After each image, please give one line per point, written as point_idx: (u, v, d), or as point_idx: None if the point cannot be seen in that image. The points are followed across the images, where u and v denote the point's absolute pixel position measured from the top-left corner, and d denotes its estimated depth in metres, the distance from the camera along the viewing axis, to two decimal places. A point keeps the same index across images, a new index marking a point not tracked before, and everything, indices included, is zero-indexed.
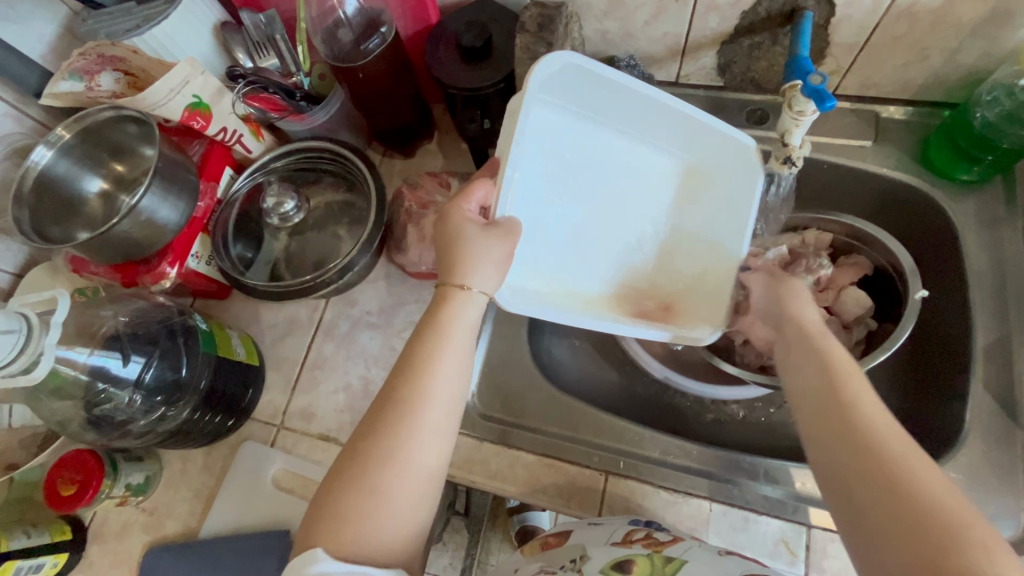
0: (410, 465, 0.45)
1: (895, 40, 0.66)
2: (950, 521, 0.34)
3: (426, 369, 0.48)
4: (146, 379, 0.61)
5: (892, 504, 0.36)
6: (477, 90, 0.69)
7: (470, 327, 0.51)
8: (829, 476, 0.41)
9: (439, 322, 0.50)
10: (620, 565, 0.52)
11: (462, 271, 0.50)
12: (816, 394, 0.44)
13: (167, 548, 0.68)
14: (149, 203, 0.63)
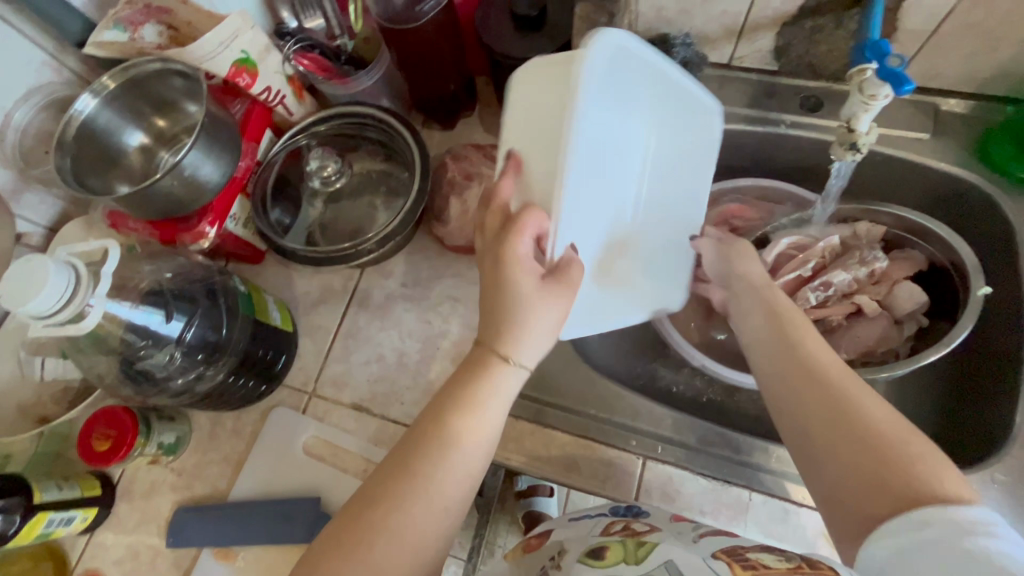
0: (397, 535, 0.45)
1: (967, 29, 0.64)
2: (894, 439, 0.44)
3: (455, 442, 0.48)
4: (187, 337, 0.60)
5: (846, 437, 0.45)
6: (529, 60, 0.67)
7: (505, 401, 0.51)
8: (793, 421, 0.49)
9: (473, 394, 0.49)
10: (595, 552, 0.50)
11: (510, 346, 0.49)
12: (779, 352, 0.52)
13: (196, 510, 0.68)
14: (193, 160, 0.61)
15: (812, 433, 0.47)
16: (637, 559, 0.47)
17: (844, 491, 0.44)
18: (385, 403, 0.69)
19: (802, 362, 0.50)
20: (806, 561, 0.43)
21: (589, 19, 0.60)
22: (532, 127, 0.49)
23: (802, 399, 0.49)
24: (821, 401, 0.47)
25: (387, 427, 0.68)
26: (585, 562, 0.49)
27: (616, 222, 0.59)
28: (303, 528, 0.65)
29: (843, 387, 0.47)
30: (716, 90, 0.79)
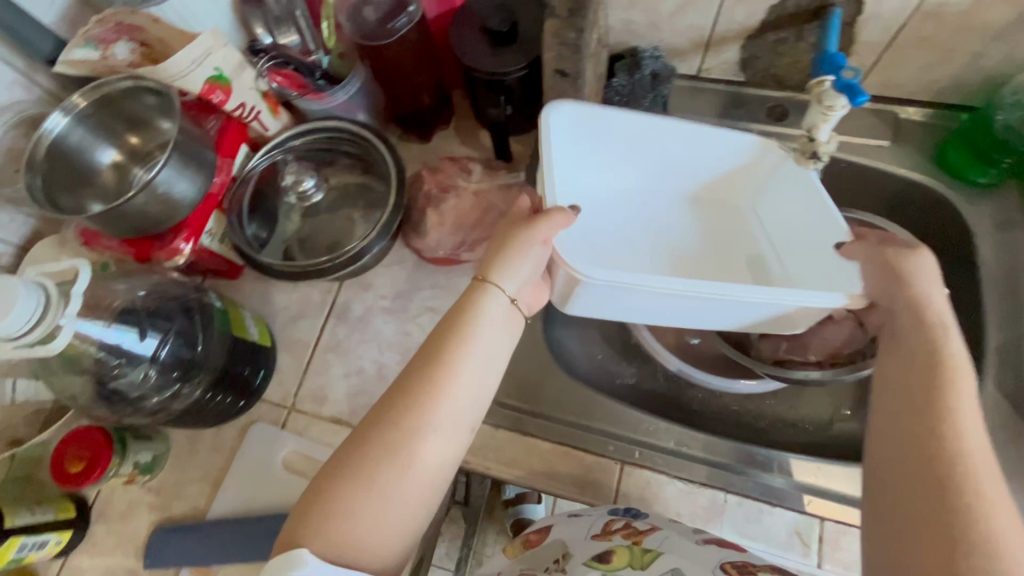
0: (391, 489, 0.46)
1: (921, 41, 0.67)
2: (981, 523, 0.39)
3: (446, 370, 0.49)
4: (162, 355, 0.60)
5: (930, 501, 0.41)
6: (502, 75, 0.68)
7: (495, 323, 0.52)
8: (885, 464, 0.45)
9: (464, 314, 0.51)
10: (601, 556, 0.51)
11: (494, 272, 0.52)
12: (911, 387, 0.46)
13: (175, 529, 0.67)
14: (166, 177, 0.61)
15: (891, 472, 0.44)
16: (643, 563, 0.49)
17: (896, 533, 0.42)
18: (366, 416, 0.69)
19: (930, 412, 0.45)
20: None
21: (558, 34, 0.62)
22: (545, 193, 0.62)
23: (903, 445, 0.44)
24: (920, 461, 0.43)
25: None
26: (593, 567, 0.50)
27: (682, 244, 0.70)
28: None
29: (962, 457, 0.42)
30: (687, 100, 0.81)
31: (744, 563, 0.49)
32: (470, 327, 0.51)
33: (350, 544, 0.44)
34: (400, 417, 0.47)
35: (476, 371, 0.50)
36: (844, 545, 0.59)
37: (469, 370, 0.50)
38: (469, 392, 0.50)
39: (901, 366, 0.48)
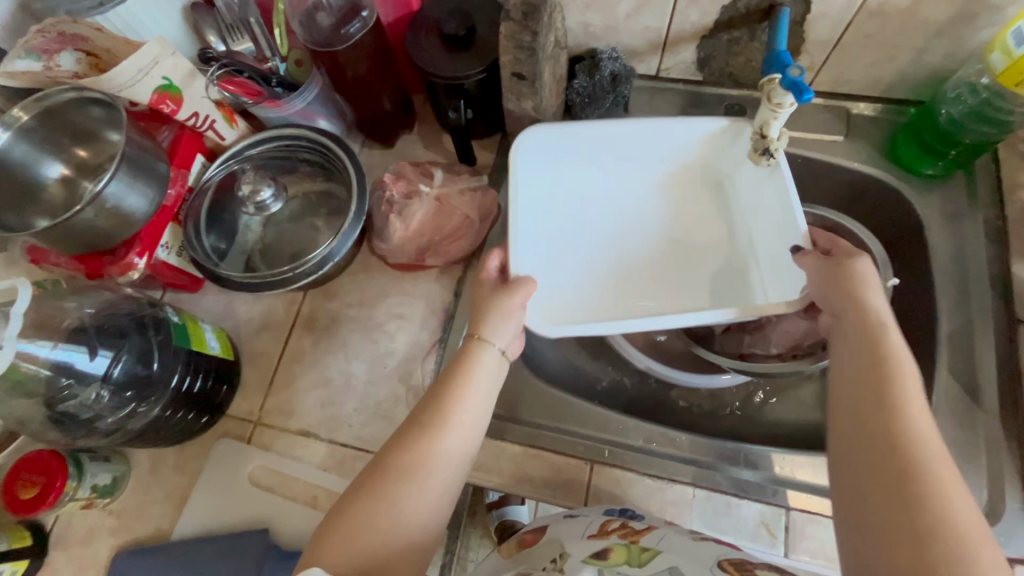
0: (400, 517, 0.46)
1: (867, 38, 0.69)
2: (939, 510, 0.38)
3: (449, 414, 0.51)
4: (114, 374, 0.58)
5: (900, 499, 0.39)
6: (459, 79, 0.68)
7: (490, 380, 0.54)
8: (853, 466, 0.43)
9: (462, 367, 0.53)
10: (597, 552, 0.51)
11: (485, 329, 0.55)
12: (868, 381, 0.46)
13: (138, 552, 0.65)
14: (116, 190, 0.60)
15: (855, 472, 0.43)
16: (640, 561, 0.49)
17: (867, 535, 0.40)
18: (334, 427, 0.68)
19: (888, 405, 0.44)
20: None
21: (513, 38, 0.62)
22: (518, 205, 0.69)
23: (865, 441, 0.43)
24: (888, 454, 0.42)
25: (336, 451, 0.67)
26: (590, 562, 0.50)
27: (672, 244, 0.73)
28: (252, 562, 0.63)
29: (926, 451, 0.41)
30: (648, 101, 0.82)
31: (743, 563, 0.48)
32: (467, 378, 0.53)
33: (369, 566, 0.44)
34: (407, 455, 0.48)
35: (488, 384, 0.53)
36: (810, 534, 0.59)
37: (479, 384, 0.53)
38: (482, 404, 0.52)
39: (857, 358, 0.48)
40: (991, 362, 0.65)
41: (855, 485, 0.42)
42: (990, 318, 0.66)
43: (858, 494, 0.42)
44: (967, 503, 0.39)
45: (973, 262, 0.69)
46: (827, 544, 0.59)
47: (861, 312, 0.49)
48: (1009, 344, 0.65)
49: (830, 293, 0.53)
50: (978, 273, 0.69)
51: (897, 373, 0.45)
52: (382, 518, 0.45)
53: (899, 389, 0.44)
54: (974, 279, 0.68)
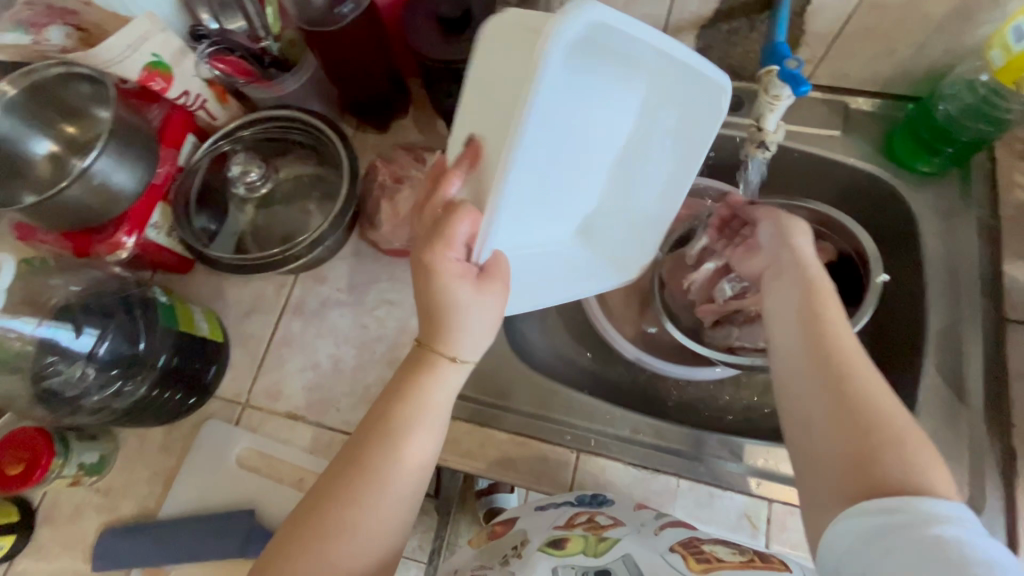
0: (360, 532, 0.47)
1: (867, 32, 0.68)
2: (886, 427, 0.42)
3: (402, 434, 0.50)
4: (100, 352, 0.59)
5: (850, 427, 0.43)
6: (454, 63, 0.67)
7: (449, 394, 0.52)
8: (802, 403, 0.46)
9: (416, 385, 0.51)
10: (556, 543, 0.51)
11: (445, 343, 0.51)
12: (804, 320, 0.49)
13: (124, 530, 0.65)
14: (103, 167, 0.59)
15: (804, 409, 0.46)
16: (596, 551, 0.49)
17: (828, 465, 0.43)
18: (321, 411, 0.68)
19: (824, 342, 0.48)
20: (756, 556, 0.50)
21: None
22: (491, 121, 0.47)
23: (809, 378, 0.47)
24: (830, 387, 0.45)
25: (323, 435, 0.67)
26: (546, 551, 0.50)
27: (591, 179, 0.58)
28: (237, 542, 0.63)
29: (862, 381, 0.45)
30: None
31: (691, 541, 0.51)
32: (420, 395, 0.51)
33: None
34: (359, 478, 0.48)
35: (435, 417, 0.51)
36: (791, 526, 0.60)
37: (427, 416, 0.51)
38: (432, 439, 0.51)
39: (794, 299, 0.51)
40: (977, 360, 0.65)
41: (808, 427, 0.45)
42: (979, 316, 0.66)
43: (813, 427, 0.45)
44: (903, 417, 0.43)
45: (964, 260, 0.69)
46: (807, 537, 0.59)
47: (795, 259, 0.53)
48: (997, 343, 0.65)
49: (769, 245, 0.57)
50: (969, 271, 0.68)
51: (826, 309, 0.50)
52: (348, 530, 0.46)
53: (829, 323, 0.49)
54: (964, 277, 0.68)
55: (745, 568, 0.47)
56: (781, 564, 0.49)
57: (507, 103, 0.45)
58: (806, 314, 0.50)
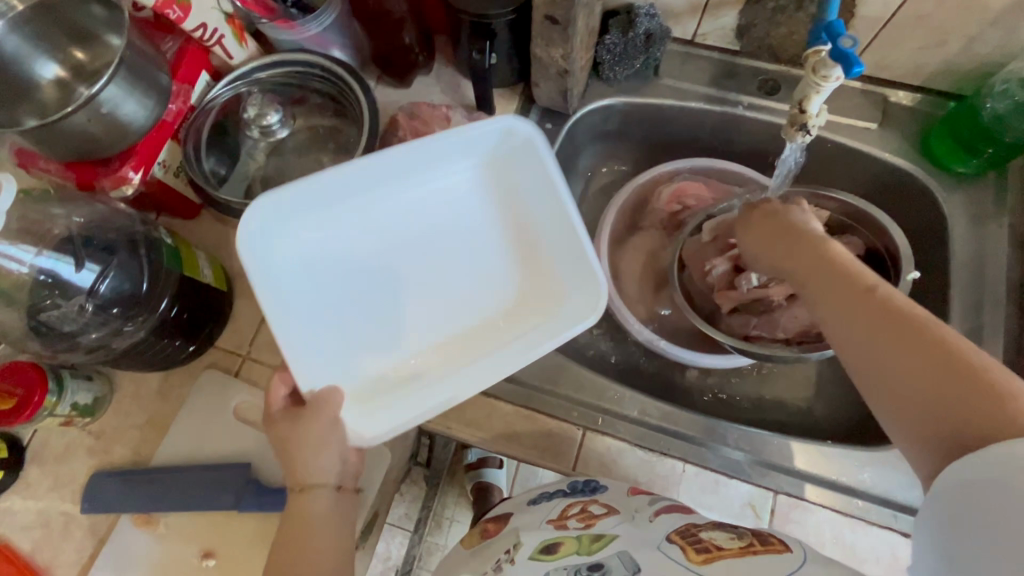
0: None
1: (919, 20, 0.65)
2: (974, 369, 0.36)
3: (296, 550, 0.48)
4: (101, 289, 0.56)
5: (927, 373, 0.37)
6: (487, 17, 0.64)
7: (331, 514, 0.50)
8: (867, 374, 0.41)
9: (292, 517, 0.50)
10: (548, 548, 0.51)
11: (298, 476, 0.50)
12: (833, 282, 0.45)
13: (116, 474, 0.64)
14: (111, 95, 0.56)
15: (872, 374, 0.40)
16: (588, 551, 0.48)
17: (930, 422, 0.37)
18: None
19: (863, 292, 0.43)
20: (756, 539, 0.44)
21: None
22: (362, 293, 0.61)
23: (861, 338, 0.41)
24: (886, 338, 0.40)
25: None
26: (538, 560, 0.50)
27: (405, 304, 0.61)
28: (231, 495, 0.62)
29: (916, 319, 0.39)
30: (679, 66, 0.79)
31: (688, 528, 0.47)
32: (299, 524, 0.49)
33: None
34: None
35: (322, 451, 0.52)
36: (794, 518, 0.59)
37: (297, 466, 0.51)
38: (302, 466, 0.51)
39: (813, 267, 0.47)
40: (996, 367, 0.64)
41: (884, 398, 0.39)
42: (1002, 324, 0.65)
43: (893, 390, 0.39)
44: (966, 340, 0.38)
45: (992, 265, 0.68)
46: (810, 531, 0.58)
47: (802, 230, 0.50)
48: (1017, 352, 0.64)
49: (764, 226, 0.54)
50: (996, 276, 0.67)
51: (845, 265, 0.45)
52: None
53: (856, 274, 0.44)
54: (991, 283, 0.67)
55: (745, 555, 0.41)
56: (783, 546, 0.43)
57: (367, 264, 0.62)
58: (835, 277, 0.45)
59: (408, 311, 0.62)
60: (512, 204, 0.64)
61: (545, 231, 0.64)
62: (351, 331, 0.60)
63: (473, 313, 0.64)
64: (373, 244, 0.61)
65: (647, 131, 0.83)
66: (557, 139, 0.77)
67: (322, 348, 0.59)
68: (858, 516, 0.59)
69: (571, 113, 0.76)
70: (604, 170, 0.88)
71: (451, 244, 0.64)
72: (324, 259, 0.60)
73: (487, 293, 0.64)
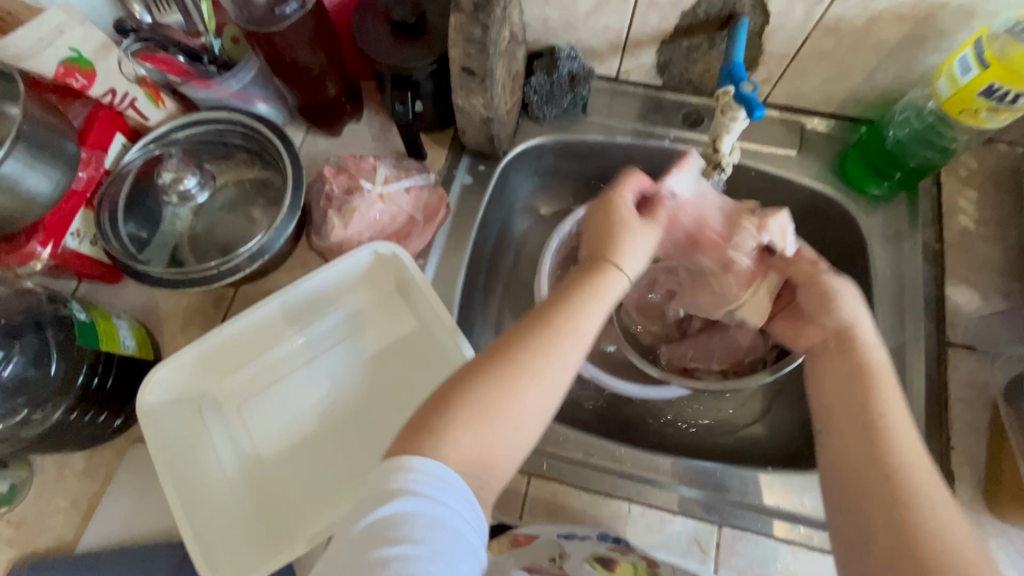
0: (550, 376, 0.47)
1: (822, 54, 0.68)
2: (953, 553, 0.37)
3: (563, 332, 0.49)
4: (4, 374, 0.54)
5: (894, 543, 0.39)
6: (406, 70, 0.64)
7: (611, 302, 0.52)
8: (839, 513, 0.44)
9: (592, 289, 0.51)
10: (606, 563, 0.51)
11: (618, 253, 0.54)
12: (853, 417, 0.46)
13: (37, 565, 0.60)
14: (12, 169, 0.54)
15: (843, 502, 0.43)
16: None
17: (867, 567, 0.39)
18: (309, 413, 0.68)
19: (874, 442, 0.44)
20: None
21: (462, 31, 0.58)
22: (267, 409, 0.63)
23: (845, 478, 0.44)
24: (867, 487, 0.42)
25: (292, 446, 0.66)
26: (594, 566, 0.51)
27: (305, 411, 0.64)
28: None
29: (925, 494, 0.40)
30: (607, 103, 0.80)
31: None
32: (584, 301, 0.51)
33: (512, 407, 0.45)
34: (516, 360, 0.46)
35: (548, 386, 0.47)
36: (739, 550, 0.60)
37: (555, 365, 0.47)
38: (571, 364, 0.48)
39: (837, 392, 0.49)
40: (921, 383, 0.65)
41: (855, 536, 0.41)
42: (923, 339, 0.67)
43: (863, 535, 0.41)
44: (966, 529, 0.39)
45: (911, 283, 0.70)
46: (754, 563, 0.59)
47: (856, 336, 0.51)
48: (938, 365, 0.66)
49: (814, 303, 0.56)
50: (914, 292, 0.69)
51: (881, 404, 0.46)
52: (508, 413, 0.45)
53: (882, 417, 0.45)
54: (910, 299, 0.69)
55: None
56: None
57: (274, 377, 0.65)
58: (851, 415, 0.47)
59: (316, 454, 0.62)
60: (403, 324, 0.67)
61: (435, 336, 0.65)
62: (263, 483, 0.60)
63: (373, 438, 0.62)
64: (269, 382, 0.65)
65: (582, 166, 0.84)
66: (491, 180, 0.77)
67: (229, 499, 0.59)
68: (802, 542, 0.60)
69: (503, 154, 0.77)
70: (544, 204, 0.89)
71: (354, 379, 0.65)
72: (229, 411, 0.63)
73: (383, 411, 0.63)
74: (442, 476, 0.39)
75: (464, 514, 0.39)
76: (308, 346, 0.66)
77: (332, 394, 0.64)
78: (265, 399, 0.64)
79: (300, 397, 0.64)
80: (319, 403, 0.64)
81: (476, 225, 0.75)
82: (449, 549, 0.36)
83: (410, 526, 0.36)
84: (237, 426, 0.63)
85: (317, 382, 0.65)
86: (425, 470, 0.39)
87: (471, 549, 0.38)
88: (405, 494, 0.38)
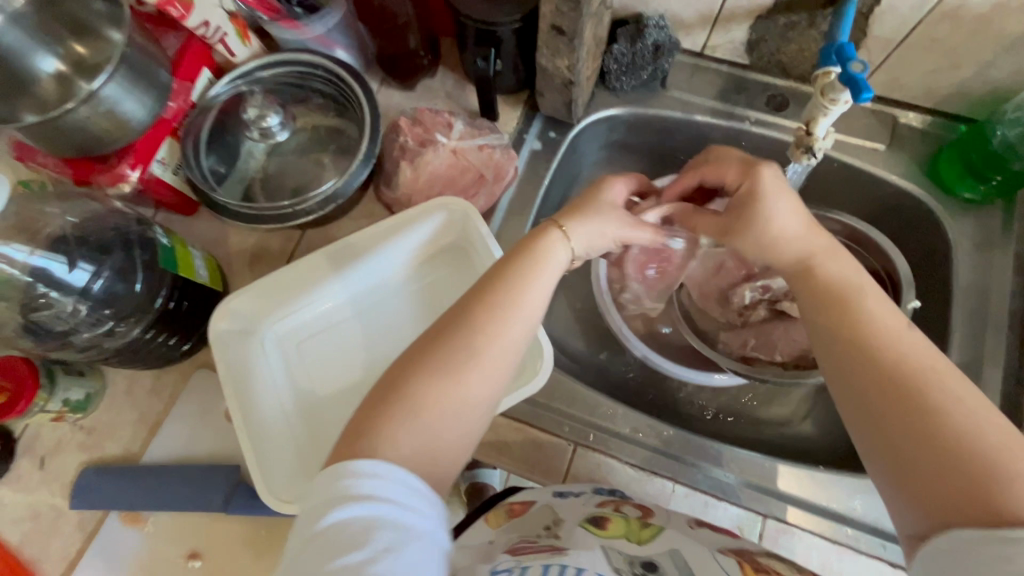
0: (495, 348, 0.46)
1: (931, 42, 0.64)
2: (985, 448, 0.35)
3: (507, 303, 0.47)
4: (94, 289, 0.56)
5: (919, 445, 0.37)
6: (492, 24, 0.63)
7: (556, 270, 0.51)
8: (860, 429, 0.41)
9: (533, 256, 0.50)
10: (597, 522, 0.49)
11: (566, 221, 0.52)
12: (845, 325, 0.44)
13: (104, 471, 0.64)
14: (111, 91, 0.56)
15: (860, 413, 0.41)
16: (640, 536, 0.47)
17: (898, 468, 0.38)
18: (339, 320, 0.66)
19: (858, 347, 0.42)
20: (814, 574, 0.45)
21: None
22: (320, 352, 0.65)
23: (858, 392, 0.41)
24: (877, 388, 0.40)
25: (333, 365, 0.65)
26: (586, 527, 0.48)
27: (356, 356, 0.65)
28: (220, 496, 0.62)
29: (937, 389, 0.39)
30: (686, 79, 0.78)
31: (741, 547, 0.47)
32: (528, 272, 0.49)
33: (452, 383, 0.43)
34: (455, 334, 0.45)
35: (490, 362, 0.45)
36: (782, 544, 0.59)
37: (501, 339, 0.46)
38: (516, 338, 0.46)
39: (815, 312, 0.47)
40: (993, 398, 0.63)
41: (874, 446, 0.40)
42: (1002, 355, 0.64)
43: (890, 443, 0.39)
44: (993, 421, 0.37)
45: (996, 294, 0.67)
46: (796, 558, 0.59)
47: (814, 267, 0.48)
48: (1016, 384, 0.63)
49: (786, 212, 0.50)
50: (999, 305, 0.66)
51: (859, 312, 0.44)
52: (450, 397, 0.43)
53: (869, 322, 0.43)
54: (994, 311, 0.66)
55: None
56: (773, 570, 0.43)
57: (327, 323, 0.66)
58: (838, 325, 0.44)
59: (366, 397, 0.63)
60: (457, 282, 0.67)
61: None
62: (314, 418, 0.62)
63: None
64: (324, 327, 0.66)
65: (654, 142, 0.82)
66: (561, 147, 0.76)
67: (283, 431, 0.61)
68: (848, 544, 0.59)
69: (576, 122, 0.75)
70: None
71: (407, 330, 0.66)
72: (285, 351, 0.65)
73: None
74: (385, 473, 0.38)
75: (419, 507, 0.38)
76: (361, 295, 0.67)
77: (384, 343, 0.65)
78: (318, 342, 0.65)
79: (352, 343, 0.65)
80: (372, 350, 0.65)
81: (542, 192, 0.74)
82: (395, 547, 0.36)
83: (344, 536, 0.36)
84: (290, 367, 0.64)
85: (369, 330, 0.66)
86: (364, 471, 0.38)
87: (425, 537, 0.38)
88: (346, 500, 0.37)
